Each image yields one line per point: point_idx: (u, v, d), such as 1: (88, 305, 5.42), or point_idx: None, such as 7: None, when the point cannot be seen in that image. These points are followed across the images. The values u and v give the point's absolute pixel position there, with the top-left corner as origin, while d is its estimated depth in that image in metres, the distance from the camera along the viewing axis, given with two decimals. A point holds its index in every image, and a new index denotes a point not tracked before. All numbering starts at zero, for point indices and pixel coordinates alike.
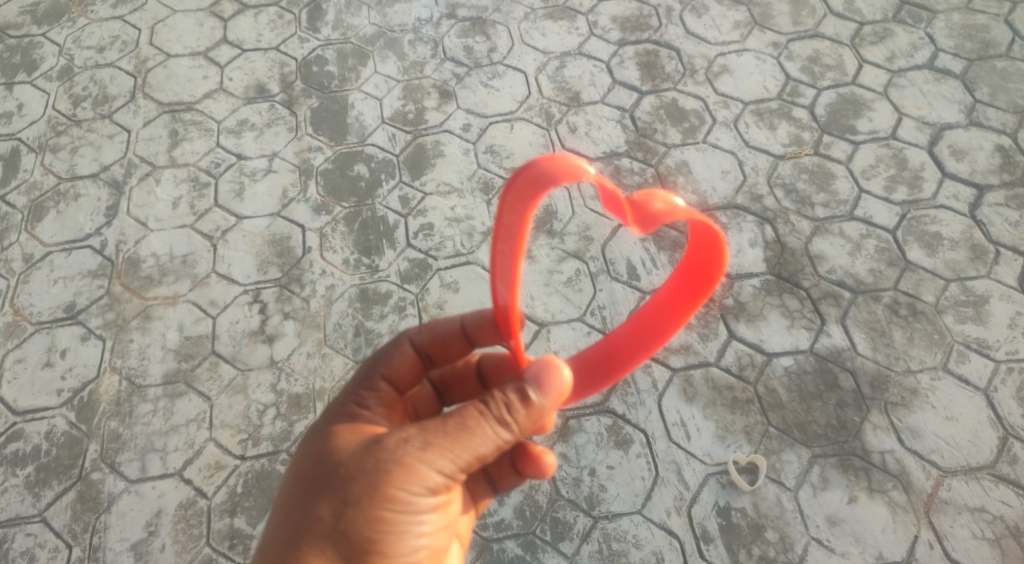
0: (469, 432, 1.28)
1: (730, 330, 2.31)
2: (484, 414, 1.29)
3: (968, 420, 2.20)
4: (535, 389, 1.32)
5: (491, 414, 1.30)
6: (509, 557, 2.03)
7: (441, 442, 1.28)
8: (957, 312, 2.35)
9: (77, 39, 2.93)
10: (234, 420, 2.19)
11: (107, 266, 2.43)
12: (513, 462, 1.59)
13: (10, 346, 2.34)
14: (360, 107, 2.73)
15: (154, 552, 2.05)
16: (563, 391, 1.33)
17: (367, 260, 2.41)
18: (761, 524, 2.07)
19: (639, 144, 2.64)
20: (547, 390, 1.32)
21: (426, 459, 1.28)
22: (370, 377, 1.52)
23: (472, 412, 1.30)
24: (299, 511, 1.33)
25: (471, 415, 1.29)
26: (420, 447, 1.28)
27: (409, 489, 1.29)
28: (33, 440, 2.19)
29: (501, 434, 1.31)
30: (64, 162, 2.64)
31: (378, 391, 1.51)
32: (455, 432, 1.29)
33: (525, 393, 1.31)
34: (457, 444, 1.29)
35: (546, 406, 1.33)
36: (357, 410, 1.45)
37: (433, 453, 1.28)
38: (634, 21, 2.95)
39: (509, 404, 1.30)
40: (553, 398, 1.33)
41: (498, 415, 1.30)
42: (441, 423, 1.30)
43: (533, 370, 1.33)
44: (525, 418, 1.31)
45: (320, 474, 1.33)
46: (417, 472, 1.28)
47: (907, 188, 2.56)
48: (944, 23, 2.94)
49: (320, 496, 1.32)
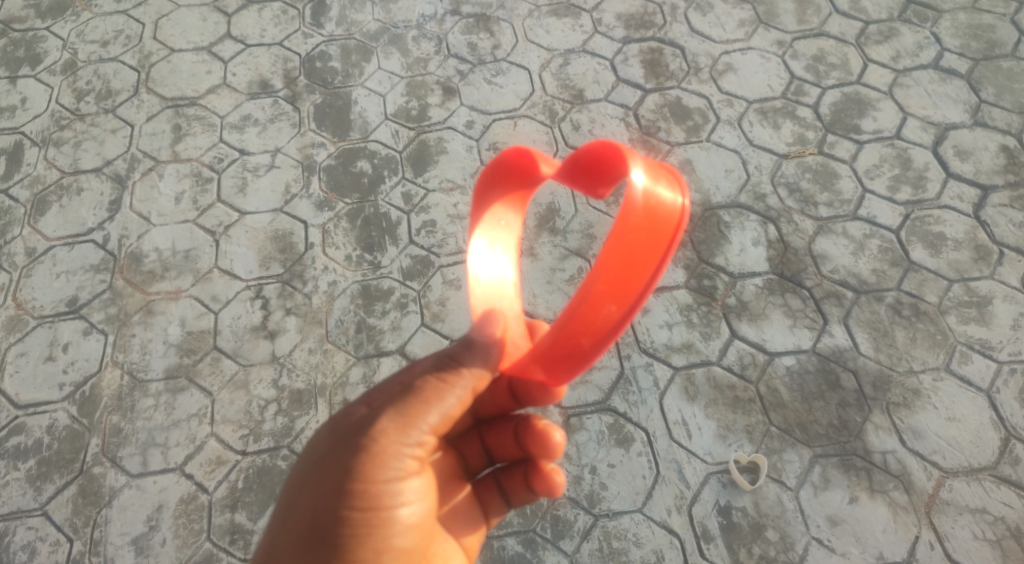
0: (421, 397, 1.38)
1: (732, 329, 2.31)
2: (430, 373, 1.40)
3: (970, 421, 2.19)
4: (474, 339, 1.41)
5: (436, 373, 1.39)
6: (509, 555, 2.03)
7: (394, 409, 1.38)
8: (961, 313, 2.34)
9: (81, 33, 2.93)
10: (236, 416, 2.19)
11: (110, 261, 2.43)
12: (526, 477, 1.62)
13: (12, 340, 2.34)
14: (364, 103, 2.73)
15: (155, 546, 2.06)
16: (500, 335, 1.42)
17: (370, 257, 2.41)
18: (762, 523, 2.07)
19: (642, 142, 2.64)
20: (487, 337, 1.41)
21: (383, 431, 1.36)
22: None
23: (420, 377, 1.40)
24: (280, 514, 1.39)
25: (420, 381, 1.40)
26: (376, 419, 1.38)
27: (372, 468, 1.35)
28: (35, 433, 2.20)
29: (450, 389, 1.39)
30: (67, 156, 2.64)
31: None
32: (408, 400, 1.39)
33: (466, 344, 1.40)
34: (409, 406, 1.38)
35: (488, 351, 1.41)
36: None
37: (388, 422, 1.37)
38: (639, 19, 2.94)
39: (452, 359, 1.40)
40: (495, 342, 1.41)
41: (442, 370, 1.40)
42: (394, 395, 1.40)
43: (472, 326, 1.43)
44: (472, 367, 1.39)
45: (298, 476, 1.41)
46: (376, 446, 1.35)
47: (911, 188, 2.55)
48: (950, 22, 2.93)
49: (296, 494, 1.38)
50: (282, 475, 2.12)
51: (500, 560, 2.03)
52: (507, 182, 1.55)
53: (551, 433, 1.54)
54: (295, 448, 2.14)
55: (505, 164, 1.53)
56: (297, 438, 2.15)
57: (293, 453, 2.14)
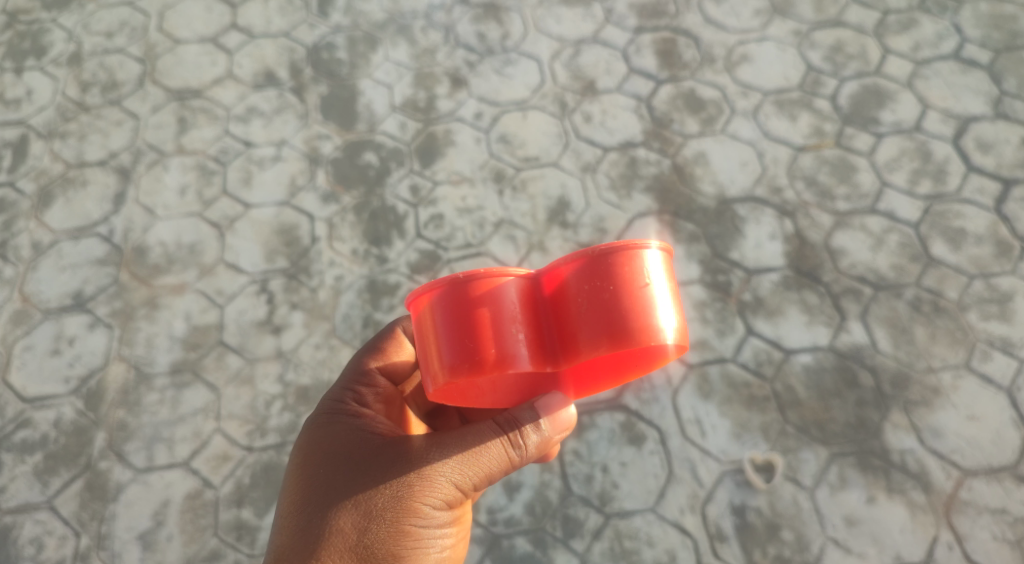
0: (485, 447, 1.32)
1: (748, 325, 2.25)
2: (500, 435, 1.33)
3: (991, 420, 2.13)
4: (545, 417, 1.34)
5: (505, 432, 1.33)
6: (519, 554, 1.99)
7: (460, 454, 1.32)
8: (982, 309, 2.28)
9: (86, 24, 2.89)
10: (242, 411, 2.16)
11: (116, 254, 2.41)
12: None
13: (19, 333, 2.32)
14: (371, 95, 2.68)
15: (161, 542, 2.04)
16: (567, 425, 1.36)
17: (376, 251, 2.37)
18: (777, 523, 2.03)
19: (656, 134, 2.59)
20: (555, 421, 1.34)
21: (444, 472, 1.31)
22: (368, 372, 1.51)
23: (487, 428, 1.34)
24: (313, 524, 1.30)
25: (486, 433, 1.33)
26: (441, 459, 1.32)
27: (429, 502, 1.31)
28: (41, 428, 2.17)
29: (513, 451, 1.34)
30: (73, 149, 2.61)
31: (376, 386, 1.50)
32: (471, 447, 1.33)
33: (537, 418, 1.34)
34: (474, 459, 1.32)
35: (555, 436, 1.36)
36: (359, 409, 1.44)
37: (451, 466, 1.32)
38: (652, 8, 2.87)
39: (521, 424, 1.34)
40: (560, 429, 1.35)
41: (512, 437, 1.33)
42: (456, 437, 1.33)
43: (543, 397, 1.35)
44: (537, 442, 1.34)
45: (334, 484, 1.32)
46: (434, 483, 1.31)
47: (932, 181, 2.49)
48: (972, 12, 2.84)
49: (335, 509, 1.31)
50: None
51: (509, 560, 1.99)
52: (476, 337, 1.24)
53: None
54: None
55: (477, 291, 1.25)
56: None
57: None
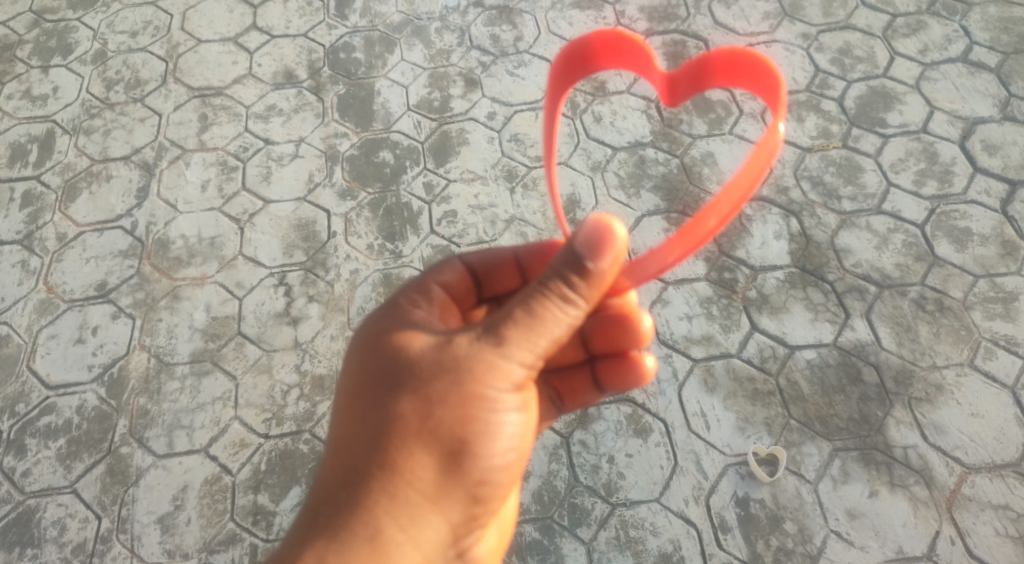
0: (540, 317, 1.22)
1: (752, 322, 2.30)
2: (549, 295, 1.22)
3: (994, 417, 2.17)
4: (589, 258, 1.21)
5: (554, 292, 1.22)
6: (527, 541, 2.05)
7: (514, 329, 1.23)
8: (986, 309, 2.32)
9: (111, 24, 2.98)
10: (259, 400, 2.23)
11: (138, 247, 2.48)
12: (595, 373, 1.60)
13: (43, 322, 2.38)
14: (387, 94, 2.75)
15: (180, 525, 2.10)
16: (619, 253, 1.22)
17: (391, 245, 2.44)
18: (780, 515, 2.07)
19: (664, 134, 2.64)
20: (602, 255, 1.21)
21: (504, 353, 1.23)
22: (424, 283, 1.48)
23: (536, 294, 1.22)
24: (367, 418, 1.27)
25: (536, 298, 1.22)
26: (495, 342, 1.23)
27: (491, 380, 1.24)
28: (65, 413, 2.24)
29: (569, 313, 1.23)
30: (97, 144, 2.69)
31: (431, 294, 1.46)
32: (525, 319, 1.22)
33: (583, 264, 1.21)
34: (531, 331, 1.23)
35: (606, 271, 1.23)
36: (411, 309, 1.40)
37: (507, 343, 1.23)
38: (662, 11, 2.93)
39: (569, 281, 1.22)
40: (610, 262, 1.22)
41: (562, 295, 1.22)
42: (508, 312, 1.24)
43: (582, 235, 1.21)
44: (591, 289, 1.23)
45: (387, 376, 1.27)
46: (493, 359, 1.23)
47: (937, 183, 2.52)
48: (980, 15, 2.88)
49: (390, 403, 1.25)
50: (304, 458, 2.15)
51: (518, 546, 2.04)
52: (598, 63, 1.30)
53: (639, 320, 1.50)
54: (316, 432, 2.18)
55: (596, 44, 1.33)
56: (318, 423, 2.19)
57: (315, 437, 2.17)
